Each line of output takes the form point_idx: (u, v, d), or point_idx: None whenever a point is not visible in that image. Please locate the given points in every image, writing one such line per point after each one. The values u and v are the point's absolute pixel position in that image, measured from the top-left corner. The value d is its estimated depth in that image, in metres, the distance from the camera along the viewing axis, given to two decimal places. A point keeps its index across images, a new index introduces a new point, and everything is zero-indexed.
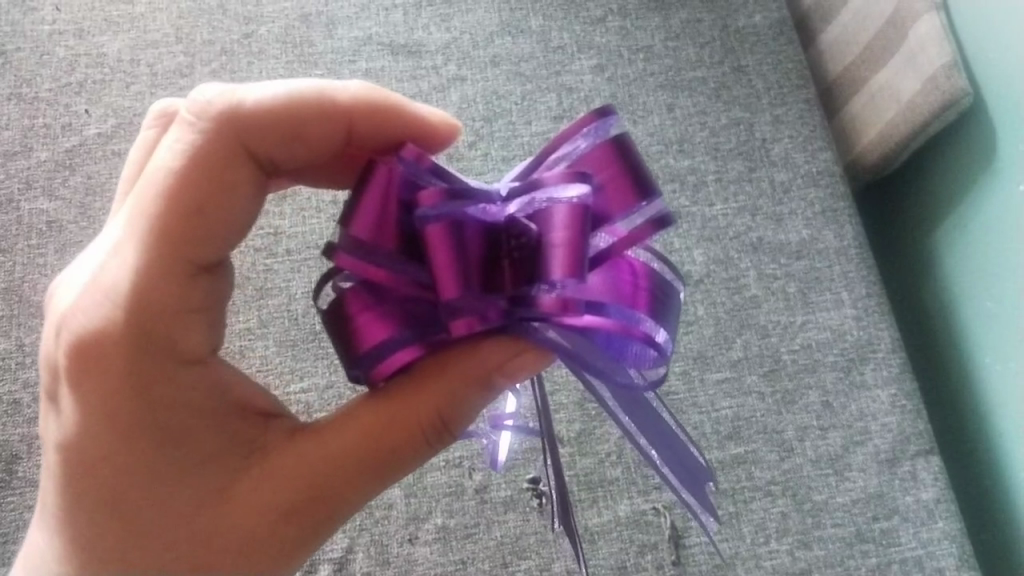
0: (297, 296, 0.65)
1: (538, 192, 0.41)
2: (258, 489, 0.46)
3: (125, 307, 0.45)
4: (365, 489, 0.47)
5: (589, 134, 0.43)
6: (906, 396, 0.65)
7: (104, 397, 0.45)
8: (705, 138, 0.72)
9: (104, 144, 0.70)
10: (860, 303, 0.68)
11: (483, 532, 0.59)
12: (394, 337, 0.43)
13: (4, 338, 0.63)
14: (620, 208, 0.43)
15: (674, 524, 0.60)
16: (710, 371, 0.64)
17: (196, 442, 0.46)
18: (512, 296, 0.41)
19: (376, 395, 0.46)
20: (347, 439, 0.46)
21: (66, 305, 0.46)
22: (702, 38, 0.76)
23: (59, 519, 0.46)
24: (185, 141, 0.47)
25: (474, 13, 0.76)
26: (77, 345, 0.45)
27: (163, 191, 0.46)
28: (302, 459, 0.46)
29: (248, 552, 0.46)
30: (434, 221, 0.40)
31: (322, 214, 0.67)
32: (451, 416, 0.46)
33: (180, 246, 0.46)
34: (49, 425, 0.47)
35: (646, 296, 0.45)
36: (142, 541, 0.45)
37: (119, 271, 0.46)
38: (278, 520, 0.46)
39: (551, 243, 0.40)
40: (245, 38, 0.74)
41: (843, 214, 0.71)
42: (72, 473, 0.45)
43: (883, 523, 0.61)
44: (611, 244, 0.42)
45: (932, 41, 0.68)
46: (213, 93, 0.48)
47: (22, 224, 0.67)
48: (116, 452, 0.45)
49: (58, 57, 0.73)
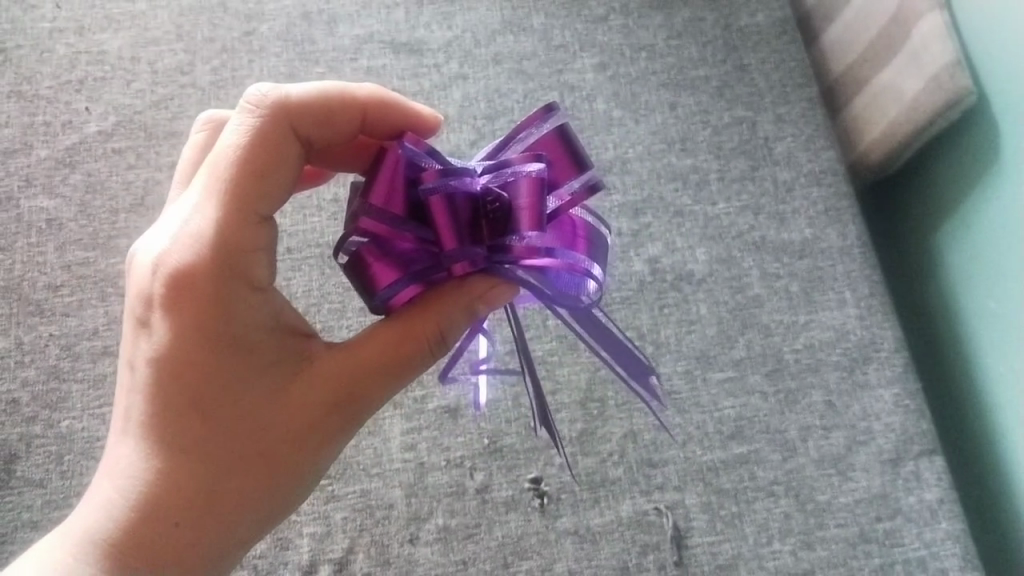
0: (297, 294, 0.64)
1: (505, 167, 0.43)
2: (313, 387, 0.46)
3: (213, 245, 0.45)
4: (388, 386, 0.47)
5: (537, 125, 0.45)
6: (909, 396, 0.65)
7: (194, 331, 0.44)
8: (708, 137, 0.72)
9: (104, 142, 0.70)
10: (863, 302, 0.67)
11: (484, 532, 0.59)
12: (399, 281, 0.45)
13: (4, 336, 0.63)
14: (565, 176, 0.45)
15: (676, 524, 0.60)
16: (713, 371, 0.64)
17: (256, 353, 0.45)
18: (490, 246, 0.44)
19: (390, 319, 0.46)
20: (374, 346, 0.46)
21: (150, 256, 0.46)
22: (705, 37, 0.76)
23: (146, 433, 0.45)
24: (248, 124, 0.46)
25: (476, 11, 0.76)
26: (170, 278, 0.45)
27: (237, 151, 0.46)
28: (345, 361, 0.46)
29: (309, 439, 0.46)
30: (433, 194, 0.43)
31: (322, 212, 0.67)
32: (451, 334, 0.46)
33: (253, 200, 0.46)
34: (137, 348, 0.46)
35: (584, 243, 0.47)
36: (215, 443, 0.45)
37: (201, 222, 0.45)
38: (333, 410, 0.46)
39: (518, 207, 0.43)
40: (245, 35, 0.74)
41: (847, 213, 0.70)
42: (162, 387, 0.45)
43: (886, 524, 0.61)
44: (558, 206, 0.45)
45: (936, 39, 0.68)
46: (265, 88, 0.48)
47: (21, 222, 0.67)
48: (202, 364, 0.44)
49: (58, 55, 0.73)
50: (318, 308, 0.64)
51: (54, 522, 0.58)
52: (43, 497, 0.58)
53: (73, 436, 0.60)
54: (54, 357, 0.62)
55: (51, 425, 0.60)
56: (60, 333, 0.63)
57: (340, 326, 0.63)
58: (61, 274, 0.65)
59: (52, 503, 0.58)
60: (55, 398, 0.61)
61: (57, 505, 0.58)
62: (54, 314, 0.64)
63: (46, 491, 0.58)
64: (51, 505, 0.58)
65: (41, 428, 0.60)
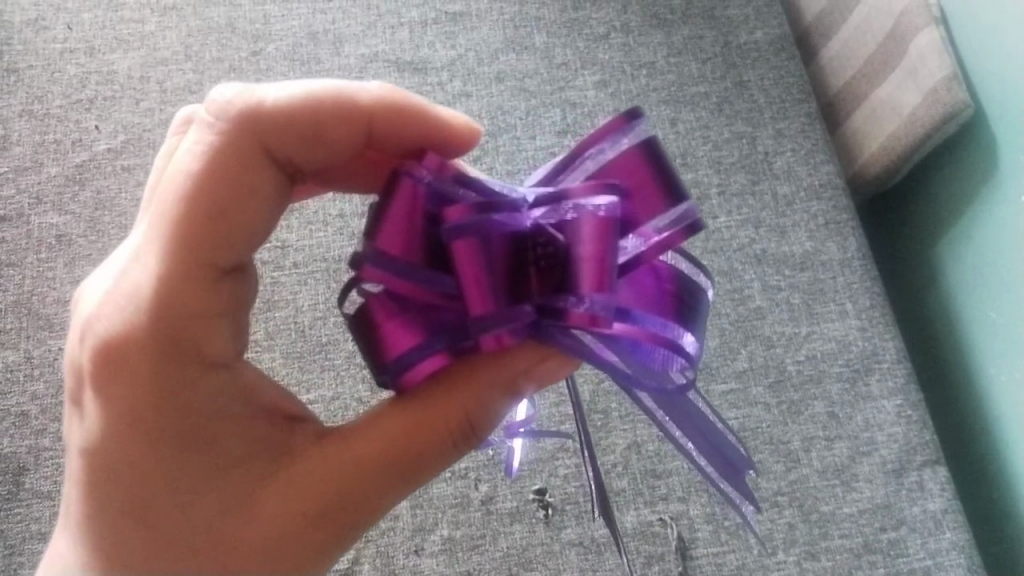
0: (304, 308, 0.65)
1: (564, 201, 0.42)
2: (281, 494, 0.46)
3: (148, 311, 0.45)
4: (383, 495, 0.47)
5: (615, 138, 0.44)
6: (912, 406, 0.65)
7: (127, 410, 0.45)
8: (708, 151, 0.73)
9: (113, 159, 0.71)
10: (864, 313, 0.68)
11: (490, 544, 0.59)
12: (421, 345, 0.43)
13: (13, 350, 0.64)
14: (649, 212, 0.43)
15: (681, 535, 0.60)
16: (716, 382, 0.65)
17: (221, 446, 0.46)
18: (539, 304, 0.42)
19: (401, 400, 0.46)
20: (372, 442, 0.46)
21: (91, 307, 0.47)
22: (704, 54, 0.77)
23: (86, 526, 0.46)
24: (205, 143, 0.46)
25: (478, 31, 0.77)
26: (101, 345, 0.45)
27: (181, 190, 0.46)
28: (325, 465, 0.46)
29: (268, 553, 0.46)
30: (460, 236, 0.41)
31: (328, 227, 0.68)
32: (479, 422, 0.46)
33: (206, 241, 0.45)
34: (75, 426, 0.47)
35: (672, 300, 0.45)
36: (163, 548, 0.45)
37: (141, 274, 0.45)
38: (302, 522, 0.46)
39: (580, 258, 0.41)
40: (253, 55, 0.76)
41: (847, 226, 0.71)
42: (102, 481, 0.45)
43: (891, 534, 0.61)
44: (641, 249, 0.43)
45: (931, 53, 0.69)
46: (230, 94, 0.48)
47: (31, 238, 0.68)
48: (145, 458, 0.45)
49: (69, 75, 0.74)
50: (323, 321, 0.65)
51: None
52: (50, 510, 0.59)
53: None
54: (63, 371, 0.63)
55: (59, 438, 0.61)
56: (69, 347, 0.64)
57: (345, 339, 0.64)
58: (70, 289, 0.66)
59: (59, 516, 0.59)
60: (63, 411, 0.62)
61: None
62: (63, 328, 0.64)
63: (54, 504, 0.59)
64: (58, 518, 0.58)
65: (49, 441, 0.61)
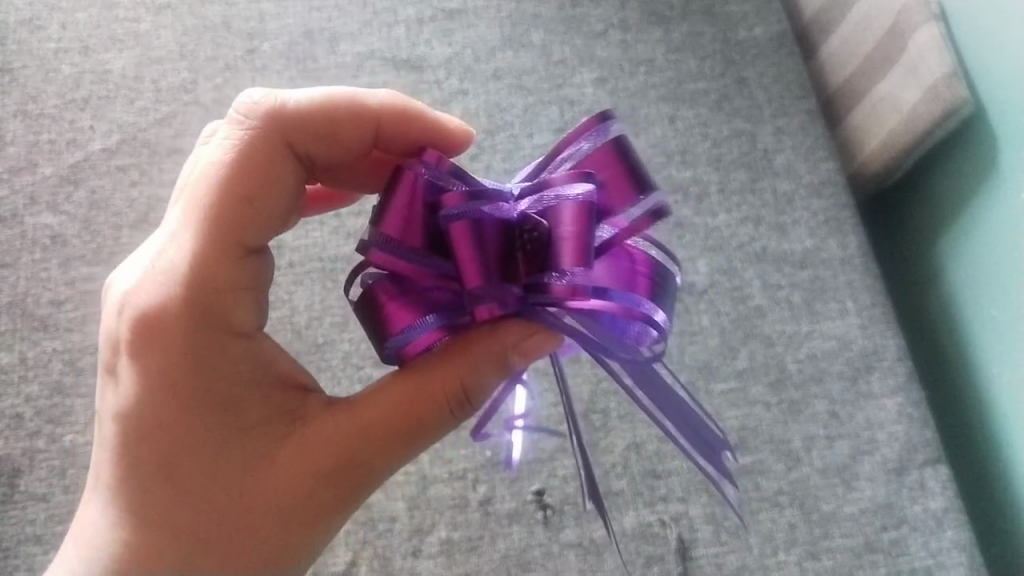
0: (300, 308, 0.65)
1: (546, 190, 0.41)
2: (297, 456, 0.45)
3: (183, 287, 0.45)
4: (389, 460, 0.46)
5: (593, 136, 0.43)
6: (913, 405, 0.64)
7: (159, 380, 0.45)
8: (707, 149, 0.73)
9: (107, 159, 0.70)
10: (865, 312, 0.67)
11: (487, 545, 0.59)
12: (420, 321, 0.43)
13: (8, 351, 0.63)
14: (622, 202, 0.43)
15: (681, 536, 0.60)
16: (716, 381, 0.64)
17: (243, 410, 0.45)
18: (526, 284, 0.42)
19: (404, 372, 0.46)
20: (375, 413, 0.45)
21: (125, 287, 0.47)
22: (703, 51, 0.77)
23: (112, 491, 0.46)
24: (235, 138, 0.47)
25: (475, 28, 0.77)
26: (138, 320, 0.45)
27: (214, 178, 0.46)
28: (337, 428, 0.46)
29: (287, 511, 0.45)
30: (457, 219, 0.41)
31: (325, 226, 0.67)
32: (476, 393, 0.45)
33: (237, 226, 0.46)
34: (106, 397, 0.47)
35: (646, 282, 0.45)
36: (186, 510, 0.45)
37: (177, 254, 0.46)
38: (319, 482, 0.45)
39: (561, 236, 0.40)
40: (249, 54, 0.75)
41: (848, 223, 0.70)
42: (130, 446, 0.45)
43: (892, 533, 0.61)
44: (615, 235, 0.42)
45: (931, 50, 0.68)
46: (259, 95, 0.49)
47: (25, 238, 0.67)
48: (173, 423, 0.45)
49: (63, 74, 0.74)
50: (320, 321, 0.64)
51: (57, 536, 0.58)
52: (45, 512, 0.58)
53: (77, 450, 0.60)
54: (57, 372, 0.62)
55: (54, 439, 0.60)
56: (63, 348, 0.63)
57: (342, 339, 0.63)
58: (65, 290, 0.65)
59: (55, 518, 0.58)
60: (58, 413, 0.61)
61: (59, 520, 0.58)
62: (57, 329, 0.64)
63: (49, 507, 0.58)
64: (53, 521, 0.58)
65: (45, 442, 0.60)
